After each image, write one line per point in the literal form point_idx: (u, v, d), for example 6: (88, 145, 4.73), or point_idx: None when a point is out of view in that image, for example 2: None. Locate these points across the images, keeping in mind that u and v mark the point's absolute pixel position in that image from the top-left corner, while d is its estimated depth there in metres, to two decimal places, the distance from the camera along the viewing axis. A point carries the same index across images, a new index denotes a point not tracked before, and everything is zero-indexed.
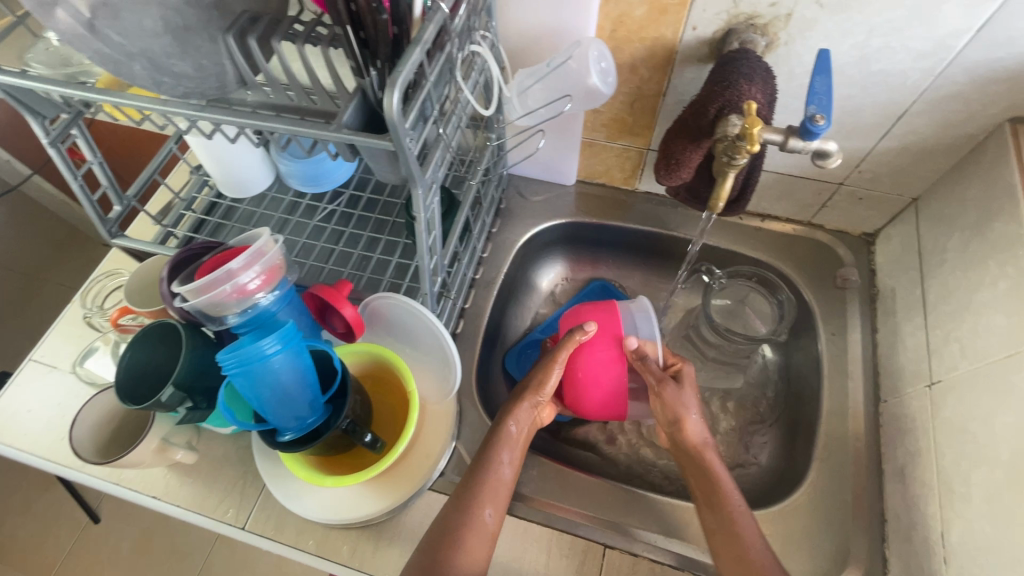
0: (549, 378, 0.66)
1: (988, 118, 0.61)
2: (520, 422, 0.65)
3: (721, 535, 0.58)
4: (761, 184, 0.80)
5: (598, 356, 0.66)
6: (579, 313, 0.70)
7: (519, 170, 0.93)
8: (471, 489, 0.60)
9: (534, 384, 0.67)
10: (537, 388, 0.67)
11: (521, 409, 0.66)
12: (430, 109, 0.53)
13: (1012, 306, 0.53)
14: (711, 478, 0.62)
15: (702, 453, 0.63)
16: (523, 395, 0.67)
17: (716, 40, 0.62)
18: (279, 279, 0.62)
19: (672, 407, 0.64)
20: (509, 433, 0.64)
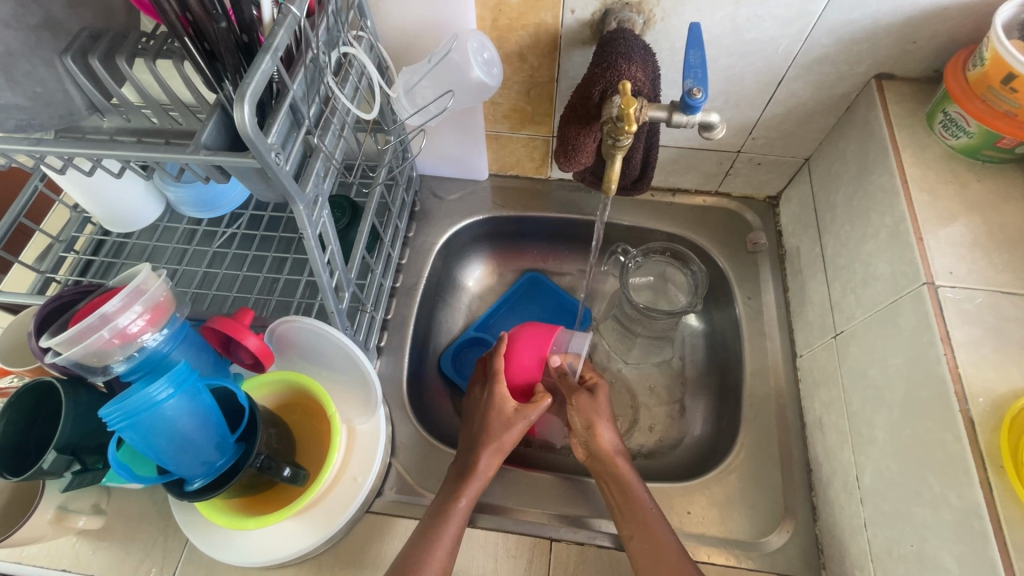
0: (512, 431, 0.64)
1: (857, 76, 0.64)
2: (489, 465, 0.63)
3: (638, 541, 0.57)
4: (665, 160, 0.81)
5: (519, 362, 0.70)
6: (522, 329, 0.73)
7: (429, 170, 0.91)
8: (433, 524, 0.58)
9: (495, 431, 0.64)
10: (499, 433, 0.64)
11: (487, 463, 0.63)
12: (301, 120, 0.49)
13: (892, 253, 0.56)
14: (620, 480, 0.62)
15: (615, 464, 0.63)
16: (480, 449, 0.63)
17: (595, 21, 0.62)
18: (169, 317, 0.57)
19: (583, 416, 0.66)
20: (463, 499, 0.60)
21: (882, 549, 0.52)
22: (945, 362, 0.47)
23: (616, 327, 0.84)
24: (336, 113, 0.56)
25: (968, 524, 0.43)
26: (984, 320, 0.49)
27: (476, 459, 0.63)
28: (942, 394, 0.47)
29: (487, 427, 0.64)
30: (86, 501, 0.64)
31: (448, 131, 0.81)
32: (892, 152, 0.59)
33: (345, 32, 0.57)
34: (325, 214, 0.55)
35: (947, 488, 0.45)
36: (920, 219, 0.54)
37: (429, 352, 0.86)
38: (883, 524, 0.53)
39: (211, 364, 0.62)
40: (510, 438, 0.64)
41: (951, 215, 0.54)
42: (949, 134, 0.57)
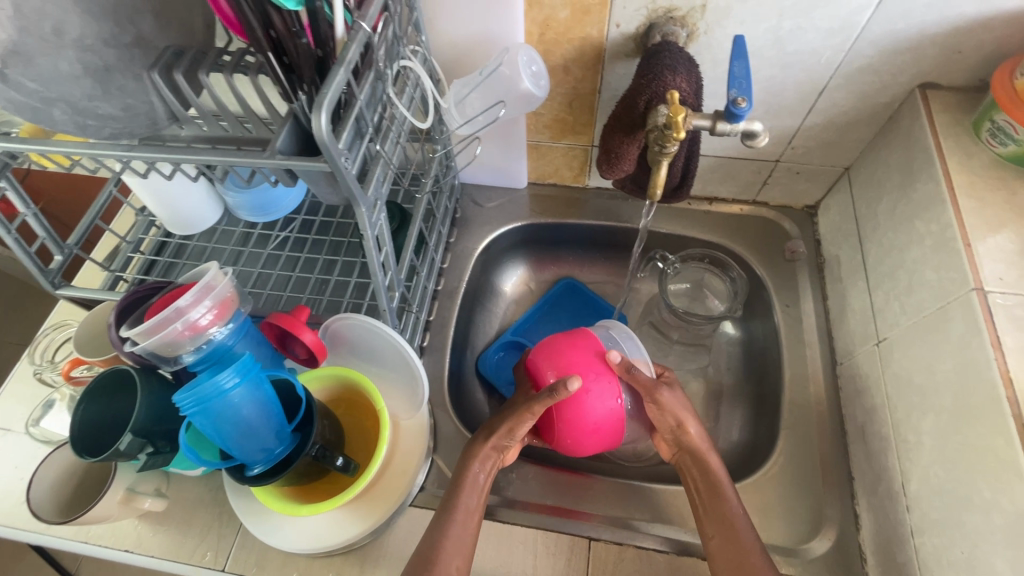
0: (520, 424, 0.63)
1: (900, 86, 0.64)
2: (498, 447, 0.65)
3: (719, 539, 0.59)
4: (703, 169, 0.82)
5: (589, 390, 0.61)
6: (556, 351, 0.65)
7: (470, 178, 0.94)
8: (449, 503, 0.61)
9: (504, 427, 0.64)
10: (506, 433, 0.64)
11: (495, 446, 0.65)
12: (365, 127, 0.53)
13: (938, 260, 0.56)
14: (710, 479, 0.63)
15: (706, 462, 0.64)
16: (489, 436, 0.65)
17: (640, 35, 0.64)
18: (233, 312, 0.61)
19: (672, 414, 0.64)
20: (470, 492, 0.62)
21: (931, 557, 0.52)
22: (995, 367, 0.47)
23: (653, 334, 0.87)
24: (394, 122, 0.59)
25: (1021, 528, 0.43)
26: None
27: (470, 465, 0.63)
28: (993, 400, 0.47)
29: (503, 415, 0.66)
30: (150, 484, 0.68)
31: (492, 141, 0.84)
32: (937, 160, 0.59)
33: (403, 47, 0.60)
34: (382, 216, 0.58)
35: (999, 494, 0.45)
36: (967, 226, 0.54)
37: (468, 352, 0.88)
38: (932, 531, 0.52)
39: (270, 358, 0.66)
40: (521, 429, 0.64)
41: (1000, 223, 0.54)
42: (997, 142, 0.57)
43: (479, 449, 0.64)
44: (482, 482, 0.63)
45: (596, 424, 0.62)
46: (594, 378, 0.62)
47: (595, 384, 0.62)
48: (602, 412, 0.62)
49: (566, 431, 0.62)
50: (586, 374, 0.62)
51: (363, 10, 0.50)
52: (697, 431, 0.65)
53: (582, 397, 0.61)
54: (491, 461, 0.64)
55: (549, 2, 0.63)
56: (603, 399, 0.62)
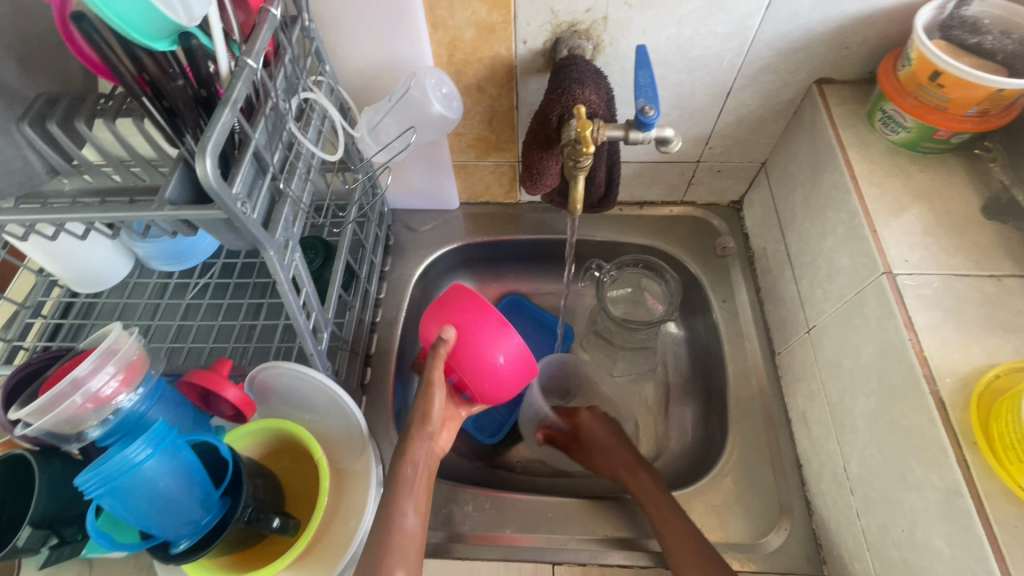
0: (432, 405, 0.60)
1: (800, 82, 0.67)
2: (414, 459, 0.59)
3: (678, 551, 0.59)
4: (629, 175, 0.83)
5: (473, 341, 0.61)
6: (439, 314, 0.63)
7: (401, 204, 0.92)
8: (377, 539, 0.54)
9: (417, 414, 0.60)
10: (422, 419, 0.60)
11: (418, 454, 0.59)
12: (266, 167, 0.50)
13: (850, 246, 0.58)
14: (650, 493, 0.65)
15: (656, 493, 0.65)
16: (409, 432, 0.60)
17: (548, 50, 0.64)
18: (143, 375, 0.56)
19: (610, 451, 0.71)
20: (405, 482, 0.57)
21: (876, 536, 0.53)
22: (911, 347, 0.49)
23: (600, 342, 0.86)
24: (301, 158, 0.57)
25: (951, 503, 0.44)
26: (944, 304, 0.51)
27: (398, 466, 0.58)
28: (912, 378, 0.49)
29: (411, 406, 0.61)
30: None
31: (417, 164, 0.82)
32: (840, 152, 0.61)
33: (305, 78, 0.58)
34: (297, 256, 0.55)
35: (928, 470, 0.47)
36: (872, 212, 0.57)
37: (416, 381, 0.85)
38: (875, 512, 0.53)
39: (191, 419, 0.61)
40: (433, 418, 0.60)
41: (902, 206, 0.57)
42: (889, 131, 0.60)
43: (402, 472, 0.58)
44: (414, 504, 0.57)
45: (496, 363, 0.61)
46: (474, 322, 0.61)
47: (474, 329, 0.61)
48: (494, 353, 0.61)
49: (474, 386, 0.63)
50: (467, 326, 0.61)
51: (250, 44, 0.47)
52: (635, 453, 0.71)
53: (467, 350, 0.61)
54: (417, 472, 0.58)
55: (454, 23, 0.62)
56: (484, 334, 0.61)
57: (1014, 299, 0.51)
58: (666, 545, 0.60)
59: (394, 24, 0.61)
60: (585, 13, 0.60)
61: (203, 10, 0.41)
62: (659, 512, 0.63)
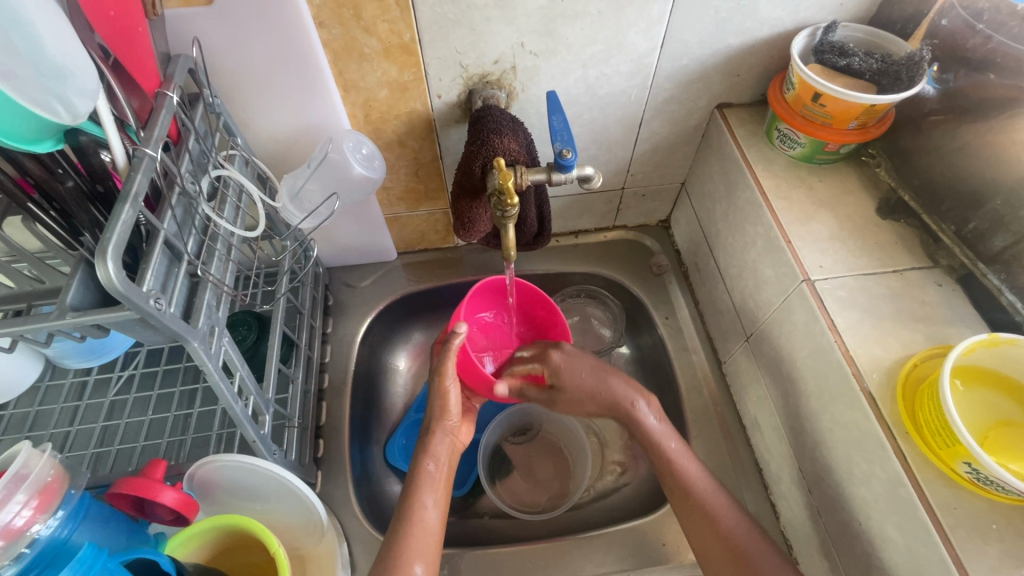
0: (448, 398, 0.63)
1: (702, 109, 0.71)
2: (434, 453, 0.62)
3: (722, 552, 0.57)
4: (560, 208, 0.85)
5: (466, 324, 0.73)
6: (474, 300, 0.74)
7: (336, 262, 0.89)
8: (398, 537, 0.56)
9: (437, 410, 0.64)
10: (442, 413, 0.63)
11: (437, 443, 0.63)
12: (180, 255, 0.48)
13: (771, 257, 0.62)
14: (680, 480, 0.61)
15: (655, 433, 0.63)
16: (431, 428, 0.64)
17: (463, 101, 0.65)
18: (62, 496, 0.51)
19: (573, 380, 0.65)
20: (428, 479, 0.61)
21: (838, 532, 0.55)
22: (838, 349, 0.52)
23: None
24: (218, 238, 0.54)
25: (896, 493, 0.47)
26: (858, 303, 0.54)
27: (421, 463, 0.61)
28: (843, 378, 0.51)
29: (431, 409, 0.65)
30: None
31: (347, 222, 0.81)
32: (747, 170, 0.65)
33: (215, 155, 0.56)
34: (226, 341, 0.52)
35: (872, 463, 0.49)
36: (785, 224, 0.60)
37: (373, 443, 0.82)
38: (834, 508, 0.55)
39: (126, 533, 0.56)
40: (449, 410, 0.63)
41: (810, 214, 0.61)
42: (787, 147, 0.65)
43: (420, 473, 0.61)
44: (434, 498, 0.60)
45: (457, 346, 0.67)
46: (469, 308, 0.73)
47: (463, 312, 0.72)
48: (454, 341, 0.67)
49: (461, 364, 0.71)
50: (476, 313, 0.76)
51: (148, 130, 0.45)
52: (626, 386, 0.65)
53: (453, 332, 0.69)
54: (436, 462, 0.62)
55: (365, 85, 0.62)
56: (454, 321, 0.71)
57: (917, 290, 0.55)
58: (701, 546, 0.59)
59: (304, 92, 0.60)
60: (493, 65, 0.62)
61: (93, 104, 0.39)
62: (701, 509, 0.59)
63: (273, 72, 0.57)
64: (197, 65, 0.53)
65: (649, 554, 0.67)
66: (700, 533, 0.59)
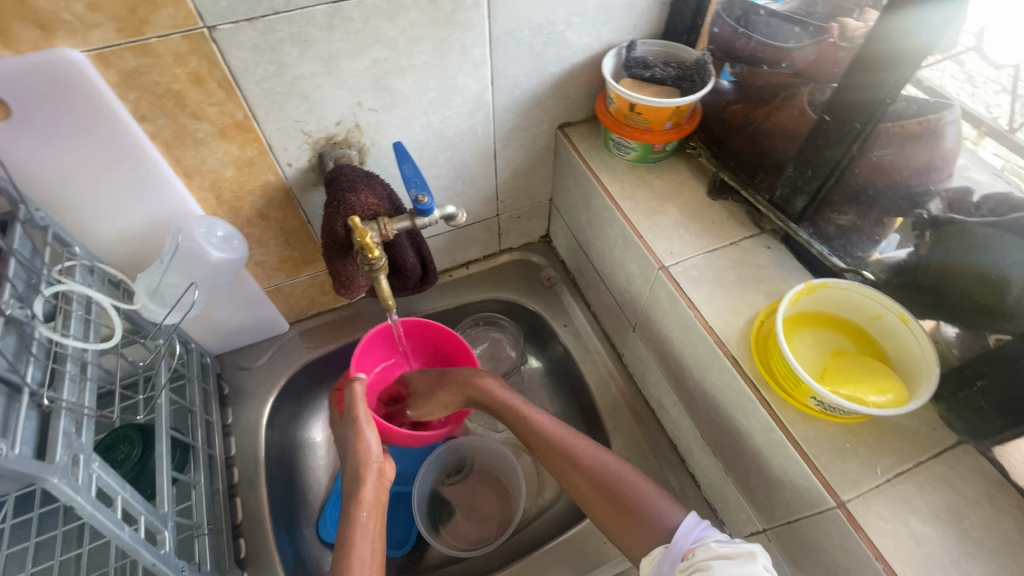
0: (366, 442, 0.59)
1: (547, 131, 0.77)
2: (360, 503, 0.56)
3: (593, 499, 0.57)
4: (443, 245, 0.87)
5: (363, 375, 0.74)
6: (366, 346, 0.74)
7: (224, 348, 0.84)
8: None
9: (357, 454, 0.59)
10: (362, 457, 0.59)
11: (365, 489, 0.57)
12: (20, 387, 0.44)
13: (632, 253, 0.68)
14: (535, 437, 0.63)
15: (502, 396, 0.67)
16: (357, 474, 0.58)
17: (315, 165, 0.66)
18: None
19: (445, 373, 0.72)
20: (363, 524, 0.55)
21: (744, 484, 0.61)
22: (699, 323, 0.58)
23: None
24: (68, 357, 0.50)
25: (772, 438, 0.53)
26: (708, 278, 0.61)
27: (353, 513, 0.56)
28: (710, 347, 0.57)
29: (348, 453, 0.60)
30: None
31: (225, 305, 0.77)
32: (595, 179, 0.71)
33: (48, 271, 0.52)
34: (96, 466, 0.48)
35: (749, 416, 0.55)
36: (635, 221, 0.67)
37: (302, 526, 0.78)
38: (735, 464, 0.61)
39: None
40: (370, 454, 0.59)
41: (654, 209, 0.68)
42: (623, 153, 0.71)
43: (349, 530, 0.54)
44: (370, 553, 0.53)
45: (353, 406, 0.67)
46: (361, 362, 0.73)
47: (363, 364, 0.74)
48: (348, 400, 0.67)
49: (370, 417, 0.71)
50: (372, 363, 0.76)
51: None
52: (471, 368, 0.70)
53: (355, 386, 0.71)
54: (365, 513, 0.56)
55: (209, 167, 0.60)
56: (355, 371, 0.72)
57: (753, 256, 0.63)
58: (582, 501, 0.58)
59: (141, 187, 0.57)
60: (336, 126, 0.63)
61: None
62: (558, 459, 0.60)
63: (100, 173, 0.54)
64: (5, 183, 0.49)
65: (595, 555, 0.69)
66: (572, 479, 0.59)
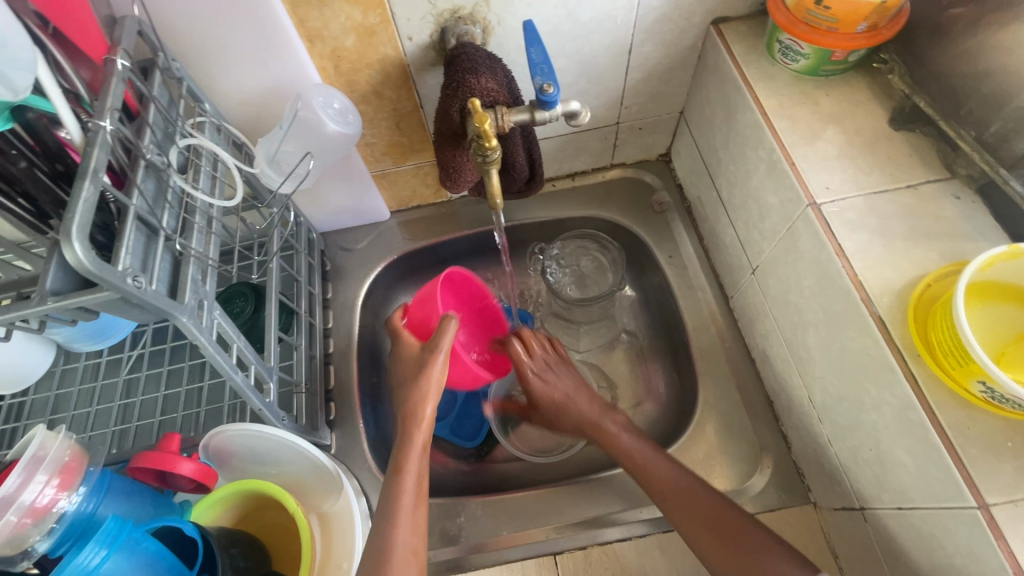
0: (435, 367, 0.59)
1: (697, 26, 0.66)
2: (418, 414, 0.59)
3: (706, 539, 0.54)
4: (552, 150, 0.81)
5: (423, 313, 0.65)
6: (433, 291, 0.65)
7: (328, 226, 0.87)
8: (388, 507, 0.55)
9: (420, 381, 0.59)
10: (422, 379, 0.59)
11: (425, 411, 0.59)
12: (157, 230, 0.46)
13: (775, 183, 0.58)
14: (659, 467, 0.60)
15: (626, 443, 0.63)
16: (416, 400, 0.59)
17: (436, 42, 0.61)
18: (83, 474, 0.53)
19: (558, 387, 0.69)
20: (416, 452, 0.58)
21: (850, 459, 0.55)
22: (846, 274, 0.49)
23: (559, 323, 0.86)
24: (196, 211, 0.53)
25: (907, 417, 0.45)
26: (868, 224, 0.51)
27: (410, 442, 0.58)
28: (852, 303, 0.49)
29: (406, 380, 0.61)
30: None
31: (334, 184, 0.78)
32: (747, 91, 0.61)
33: (181, 123, 0.54)
34: (217, 314, 0.52)
35: (882, 389, 0.48)
36: (788, 145, 0.56)
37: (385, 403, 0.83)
38: (844, 436, 0.55)
39: (152, 504, 0.58)
40: (431, 377, 0.59)
41: (815, 133, 0.57)
42: (790, 60, 0.59)
43: (404, 457, 0.57)
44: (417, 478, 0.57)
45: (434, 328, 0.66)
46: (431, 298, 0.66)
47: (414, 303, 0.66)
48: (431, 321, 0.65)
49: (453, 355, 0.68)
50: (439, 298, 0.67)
51: (98, 103, 0.42)
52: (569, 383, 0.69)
53: (428, 325, 0.65)
54: (425, 424, 0.59)
55: (330, 34, 0.58)
56: (424, 310, 0.65)
57: (932, 205, 0.51)
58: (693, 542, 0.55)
59: (267, 47, 0.56)
60: None
61: (31, 75, 0.37)
62: (677, 499, 0.57)
63: (228, 30, 0.53)
64: (146, 25, 0.50)
65: None
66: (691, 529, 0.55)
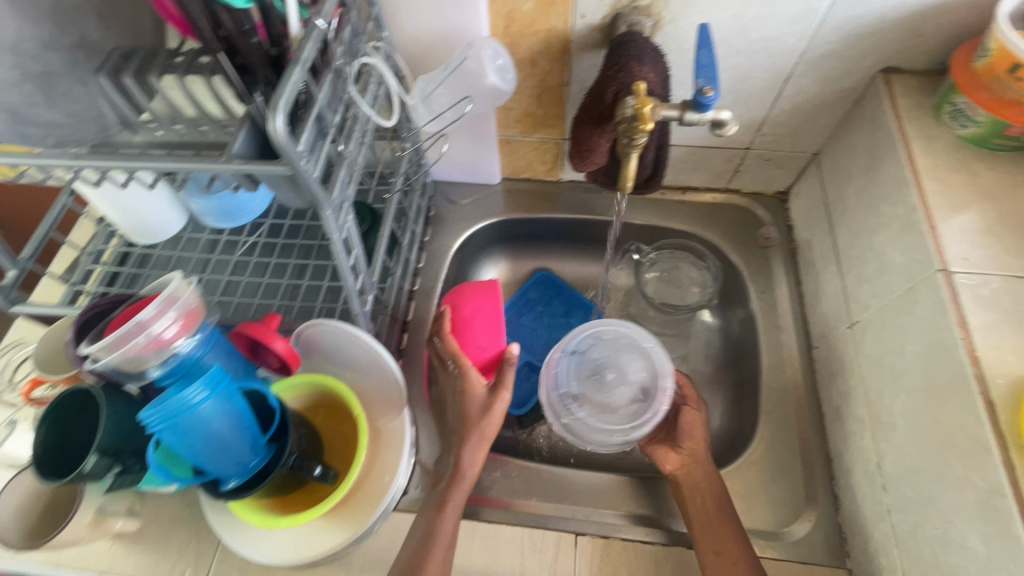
0: (496, 403, 0.65)
1: (864, 70, 0.65)
2: (472, 456, 0.64)
3: None
4: (674, 159, 0.82)
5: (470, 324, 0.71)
6: (476, 304, 0.72)
7: (441, 175, 0.92)
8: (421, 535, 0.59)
9: (476, 426, 0.64)
10: (480, 418, 0.64)
11: (480, 450, 0.64)
12: (328, 129, 0.51)
13: (905, 241, 0.57)
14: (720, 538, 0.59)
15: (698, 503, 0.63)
16: (467, 442, 0.64)
17: (606, 25, 0.64)
18: (200, 323, 0.59)
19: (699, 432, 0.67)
20: (467, 482, 0.63)
21: (907, 534, 0.53)
22: (963, 347, 0.48)
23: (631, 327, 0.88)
24: (358, 121, 0.58)
25: (993, 504, 0.44)
26: (1000, 305, 0.49)
27: (461, 460, 0.64)
28: (960, 377, 0.48)
29: (465, 418, 0.65)
30: (121, 504, 0.65)
31: (462, 137, 0.83)
32: (901, 145, 0.60)
33: (364, 43, 0.59)
34: (350, 219, 0.57)
35: (970, 470, 0.46)
36: (932, 208, 0.55)
37: None
38: (908, 510, 0.53)
39: (242, 368, 0.64)
40: (493, 422, 0.65)
41: (964, 203, 0.55)
42: (957, 125, 0.58)
43: (450, 495, 0.62)
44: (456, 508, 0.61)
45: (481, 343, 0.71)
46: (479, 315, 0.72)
47: (471, 315, 0.72)
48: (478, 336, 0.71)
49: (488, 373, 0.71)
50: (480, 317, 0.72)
51: (318, 6, 0.48)
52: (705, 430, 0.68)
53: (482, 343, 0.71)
54: (477, 467, 0.64)
55: None
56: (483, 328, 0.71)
57: None
58: None
59: None
60: None
61: None
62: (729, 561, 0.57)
63: None
64: None
65: None
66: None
